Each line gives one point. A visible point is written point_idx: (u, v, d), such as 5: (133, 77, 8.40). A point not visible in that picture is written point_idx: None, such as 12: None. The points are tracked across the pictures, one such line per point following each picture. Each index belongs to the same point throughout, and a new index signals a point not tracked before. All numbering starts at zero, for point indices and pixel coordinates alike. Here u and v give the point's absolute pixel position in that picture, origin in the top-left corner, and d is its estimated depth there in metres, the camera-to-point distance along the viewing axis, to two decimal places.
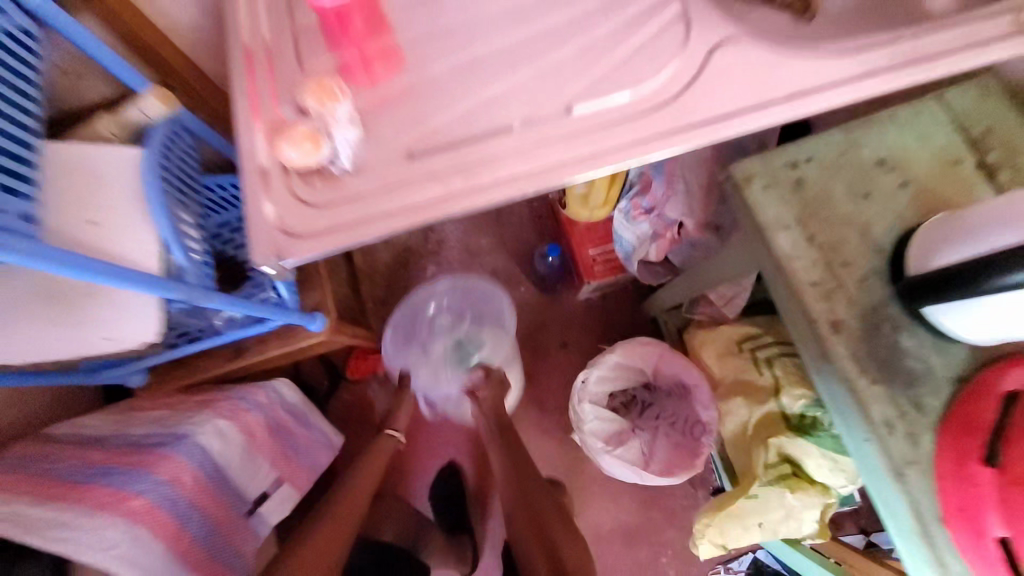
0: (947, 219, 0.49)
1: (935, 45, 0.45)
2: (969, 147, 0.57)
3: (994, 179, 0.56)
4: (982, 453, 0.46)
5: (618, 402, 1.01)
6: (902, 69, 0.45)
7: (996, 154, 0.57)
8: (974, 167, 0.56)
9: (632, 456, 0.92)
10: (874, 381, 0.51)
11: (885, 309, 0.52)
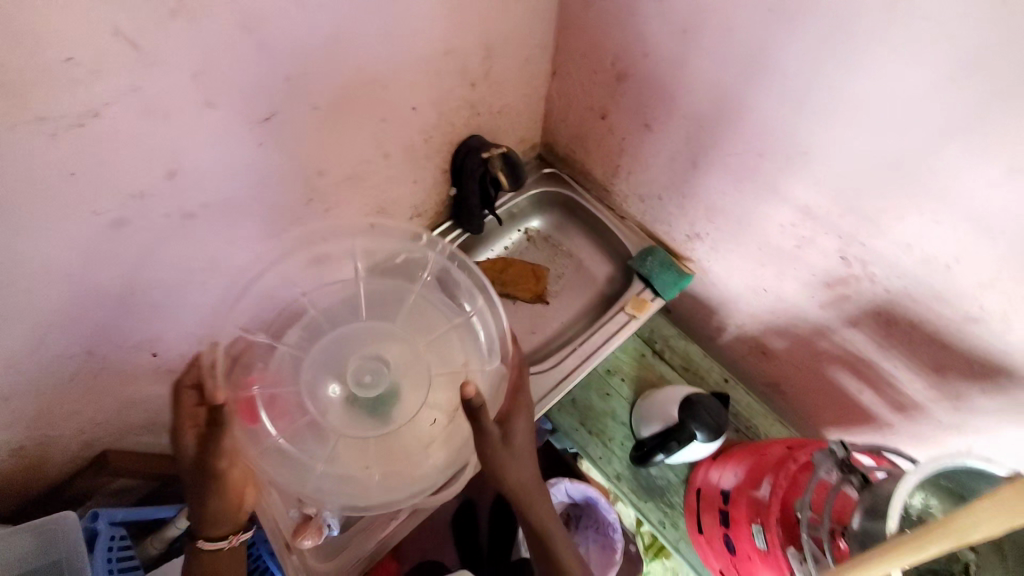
0: (647, 394, 0.98)
1: (592, 342, 0.98)
2: (648, 345, 1.08)
3: (664, 357, 1.07)
4: (699, 525, 0.87)
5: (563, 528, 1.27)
6: (583, 363, 0.96)
7: (660, 344, 1.08)
8: (652, 355, 1.07)
9: None
10: (643, 502, 0.96)
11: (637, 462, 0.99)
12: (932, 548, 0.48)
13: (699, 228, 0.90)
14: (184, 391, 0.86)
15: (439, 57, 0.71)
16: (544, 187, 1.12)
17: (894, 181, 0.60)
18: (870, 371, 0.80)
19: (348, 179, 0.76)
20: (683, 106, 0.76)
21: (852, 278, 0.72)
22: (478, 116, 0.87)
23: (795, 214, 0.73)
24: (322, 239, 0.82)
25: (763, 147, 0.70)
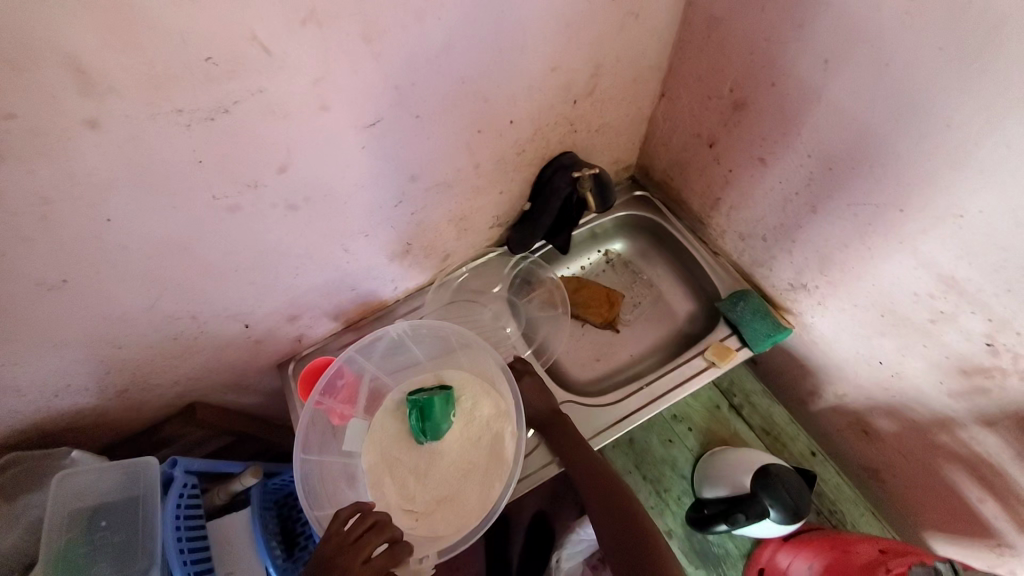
0: (718, 450, 0.89)
1: (661, 382, 0.90)
2: (725, 396, 0.99)
3: (741, 412, 0.97)
4: None
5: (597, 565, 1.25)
6: (650, 403, 0.89)
7: (738, 397, 0.98)
8: (729, 408, 0.98)
9: None
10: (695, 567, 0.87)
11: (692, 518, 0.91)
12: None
13: (806, 280, 0.80)
14: (268, 360, 0.93)
15: (544, 72, 0.69)
16: (633, 210, 1.07)
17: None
18: (1001, 482, 0.67)
19: (441, 185, 0.77)
20: (809, 144, 0.68)
21: (999, 370, 0.60)
22: (575, 133, 0.85)
23: (938, 284, 0.61)
24: (408, 240, 0.84)
25: (905, 202, 0.60)
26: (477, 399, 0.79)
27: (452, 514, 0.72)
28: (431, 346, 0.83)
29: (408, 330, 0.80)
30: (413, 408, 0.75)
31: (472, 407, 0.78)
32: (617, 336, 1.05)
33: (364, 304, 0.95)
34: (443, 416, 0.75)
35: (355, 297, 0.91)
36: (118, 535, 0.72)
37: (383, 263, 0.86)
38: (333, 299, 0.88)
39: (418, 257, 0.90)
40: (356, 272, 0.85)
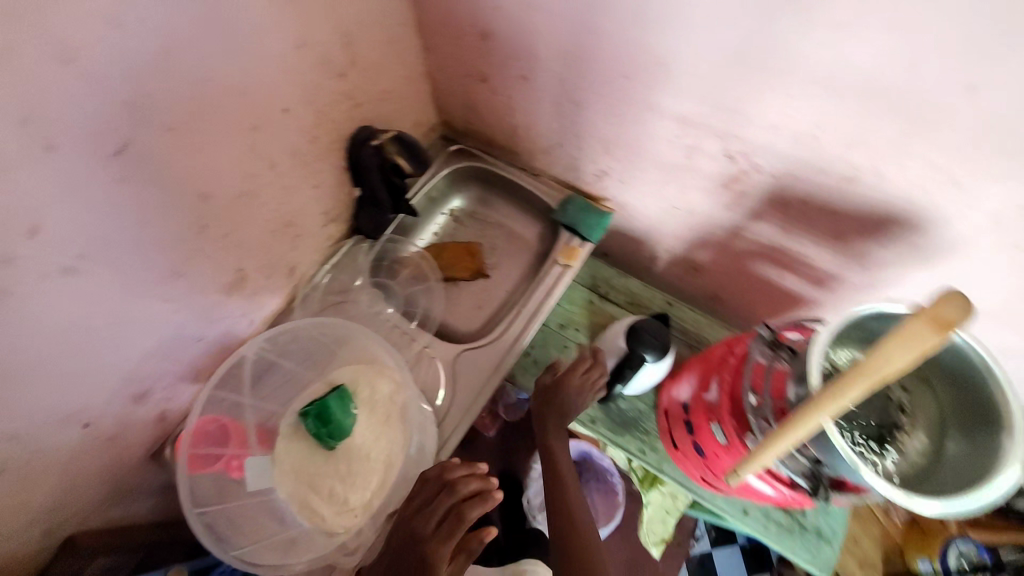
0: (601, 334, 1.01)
1: (534, 299, 0.98)
2: (592, 290, 1.11)
3: (610, 298, 1.10)
4: (674, 443, 0.89)
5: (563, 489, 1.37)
6: (530, 320, 0.96)
7: (603, 286, 1.11)
8: (600, 299, 1.10)
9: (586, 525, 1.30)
10: (621, 435, 0.98)
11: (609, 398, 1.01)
12: (845, 395, 0.49)
13: (603, 163, 0.92)
14: (140, 453, 0.84)
15: (291, 49, 0.70)
16: (455, 163, 1.12)
17: (739, 67, 0.61)
18: (789, 259, 0.83)
19: (241, 196, 0.75)
20: (547, 50, 0.77)
21: (743, 173, 0.74)
22: (359, 106, 0.87)
23: (678, 126, 0.74)
24: (235, 265, 0.80)
25: (627, 69, 0.71)
26: (373, 382, 0.78)
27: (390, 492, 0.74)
28: (306, 355, 0.80)
29: (266, 344, 0.75)
30: (310, 418, 0.72)
31: (370, 391, 0.77)
32: (487, 279, 1.11)
33: (224, 351, 0.89)
34: (343, 412, 0.73)
35: (208, 347, 0.85)
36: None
37: (220, 299, 0.81)
38: (182, 357, 0.81)
39: (258, 281, 0.86)
40: (194, 319, 0.79)
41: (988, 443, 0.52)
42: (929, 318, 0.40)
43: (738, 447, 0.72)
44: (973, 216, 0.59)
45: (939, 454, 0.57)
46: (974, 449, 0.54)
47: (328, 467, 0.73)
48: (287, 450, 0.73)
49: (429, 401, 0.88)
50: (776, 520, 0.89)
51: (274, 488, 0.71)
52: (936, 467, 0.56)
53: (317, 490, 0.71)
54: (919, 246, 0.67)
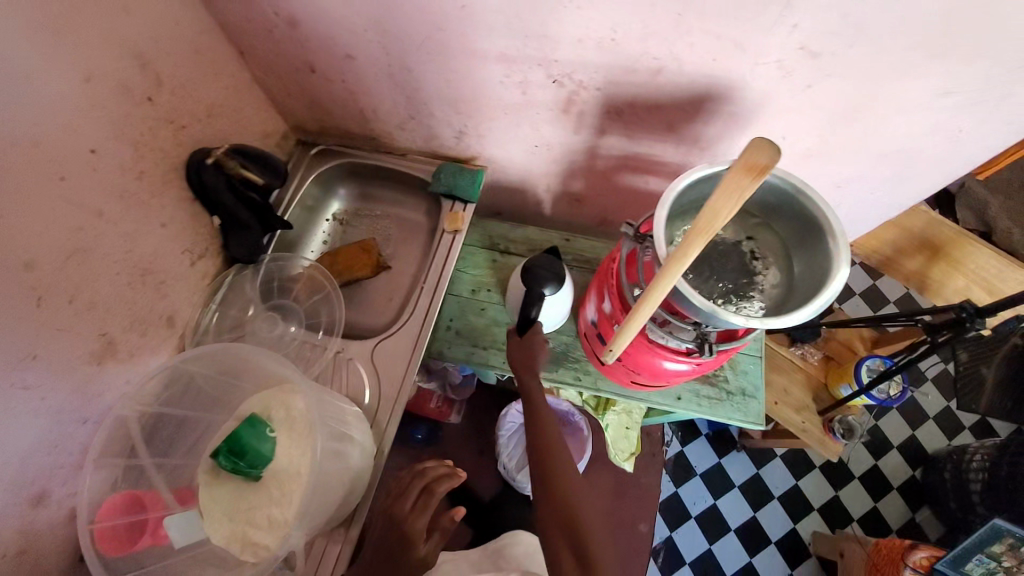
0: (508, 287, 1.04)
1: (434, 272, 0.99)
2: (494, 248, 1.13)
3: (511, 251, 1.13)
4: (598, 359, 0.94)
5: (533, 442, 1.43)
6: (434, 293, 0.97)
7: (501, 242, 1.13)
8: (503, 255, 1.13)
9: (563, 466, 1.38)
10: (556, 372, 1.02)
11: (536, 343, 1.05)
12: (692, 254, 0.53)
13: (455, 123, 0.93)
14: (64, 564, 0.75)
15: (75, 85, 0.65)
16: (320, 165, 1.09)
17: None
18: (644, 163, 0.89)
19: (76, 254, 0.68)
20: (356, 22, 0.76)
21: (573, 93, 0.78)
22: (184, 128, 0.82)
23: (501, 65, 0.76)
24: (98, 329, 0.73)
25: (435, 20, 0.72)
26: (286, 400, 0.73)
27: (330, 496, 0.73)
28: (210, 400, 0.78)
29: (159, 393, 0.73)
30: (223, 457, 0.66)
31: (285, 409, 0.73)
32: (389, 270, 1.10)
33: None
34: (258, 439, 0.67)
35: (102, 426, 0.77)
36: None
37: (95, 370, 0.74)
38: (74, 446, 0.74)
39: (134, 340, 0.79)
40: (72, 400, 0.71)
41: (815, 254, 0.63)
42: (747, 168, 0.48)
43: (642, 338, 0.77)
44: (761, 71, 0.66)
45: (788, 278, 0.67)
46: (808, 264, 0.64)
47: (261, 496, 0.69)
48: (213, 495, 0.69)
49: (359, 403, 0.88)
50: (706, 395, 0.99)
51: (209, 537, 0.67)
52: (787, 291, 0.66)
53: (254, 522, 0.68)
54: (735, 113, 0.74)
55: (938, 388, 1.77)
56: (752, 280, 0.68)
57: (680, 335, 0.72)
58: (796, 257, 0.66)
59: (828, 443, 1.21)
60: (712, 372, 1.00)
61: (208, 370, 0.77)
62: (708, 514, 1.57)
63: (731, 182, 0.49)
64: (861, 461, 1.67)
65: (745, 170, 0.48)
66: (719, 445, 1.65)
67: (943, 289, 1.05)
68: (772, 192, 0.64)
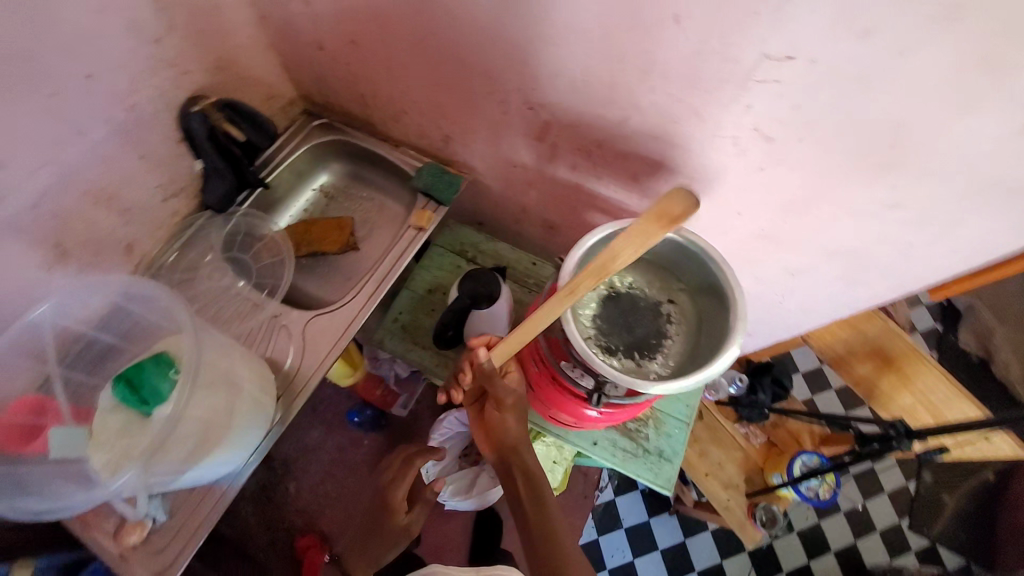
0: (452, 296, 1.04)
1: (391, 262, 1.01)
2: (461, 255, 1.16)
3: (477, 262, 1.15)
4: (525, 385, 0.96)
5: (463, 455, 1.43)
6: (382, 282, 1.00)
7: (470, 251, 1.16)
8: (468, 263, 1.15)
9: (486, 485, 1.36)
10: None
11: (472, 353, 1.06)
12: (579, 292, 0.56)
13: (444, 127, 0.96)
14: None
15: (89, 13, 0.69)
16: (318, 137, 1.13)
17: (507, 17, 0.67)
18: (611, 207, 0.90)
19: (44, 165, 0.72)
20: (362, 12, 0.80)
21: (548, 123, 0.80)
22: (188, 74, 0.87)
23: (485, 81, 0.79)
24: (52, 239, 0.77)
25: (432, 25, 0.75)
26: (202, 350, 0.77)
27: (210, 448, 0.77)
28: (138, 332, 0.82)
29: (93, 316, 0.81)
30: (120, 386, 0.70)
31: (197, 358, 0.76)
32: (356, 251, 1.13)
33: None
34: (158, 377, 0.71)
35: None
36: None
37: (40, 275, 0.78)
38: None
39: (86, 255, 0.84)
40: (8, 296, 0.76)
41: (717, 329, 0.64)
42: (655, 216, 0.48)
43: (548, 372, 0.78)
44: (718, 142, 0.67)
45: (693, 347, 0.68)
46: (712, 338, 0.65)
47: (142, 434, 0.70)
48: (100, 420, 0.71)
49: (279, 368, 0.92)
50: (622, 448, 0.98)
51: (91, 456, 0.69)
52: (689, 360, 0.67)
53: (128, 457, 0.69)
54: (695, 178, 0.74)
55: (894, 503, 1.71)
56: (660, 341, 0.69)
57: (582, 379, 0.73)
58: (705, 328, 0.67)
59: (748, 527, 1.19)
60: (634, 427, 0.99)
61: (134, 303, 0.80)
62: (622, 569, 1.54)
63: (634, 230, 0.49)
64: (794, 556, 1.62)
65: (649, 221, 0.48)
66: (652, 503, 1.63)
67: (893, 402, 1.04)
68: (693, 260, 0.66)
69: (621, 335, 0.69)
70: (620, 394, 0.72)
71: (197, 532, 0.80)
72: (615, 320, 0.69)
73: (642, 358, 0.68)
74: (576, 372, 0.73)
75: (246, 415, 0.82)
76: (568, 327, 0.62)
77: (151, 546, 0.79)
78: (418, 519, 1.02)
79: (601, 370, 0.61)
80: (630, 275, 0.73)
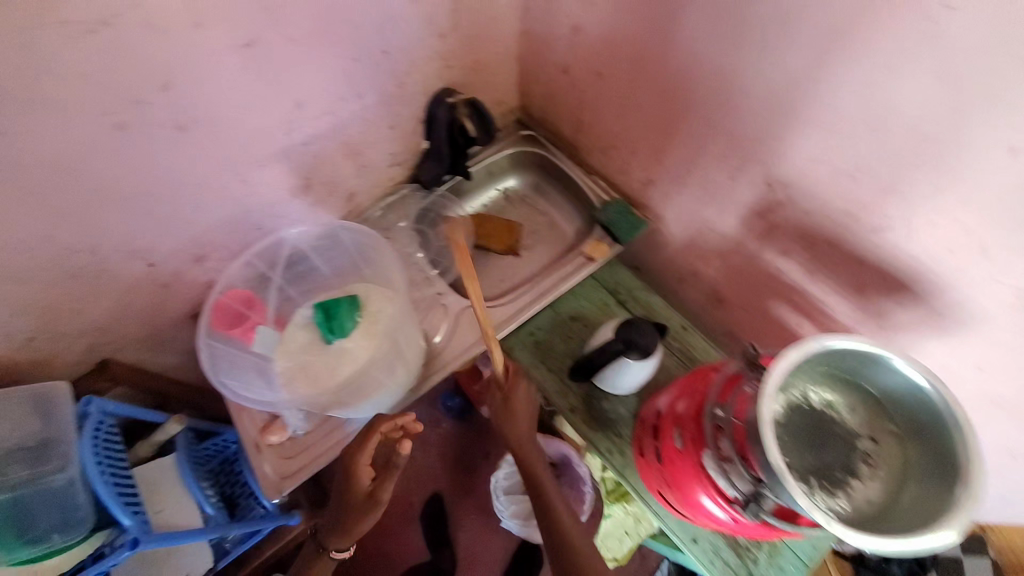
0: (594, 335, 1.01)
1: (552, 281, 1.03)
2: (612, 294, 1.14)
3: (626, 305, 1.13)
4: (640, 449, 0.90)
5: None
6: (540, 294, 1.04)
7: (622, 293, 1.14)
8: (615, 304, 1.13)
9: None
10: (592, 433, 0.98)
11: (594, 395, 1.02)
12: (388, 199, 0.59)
13: (652, 173, 0.96)
14: (181, 311, 0.96)
15: (409, 4, 0.81)
16: (521, 146, 1.21)
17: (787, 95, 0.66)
18: (805, 301, 0.84)
19: (327, 114, 0.86)
20: (626, 51, 0.84)
21: (778, 203, 0.77)
22: (451, 68, 0.98)
23: (726, 144, 0.78)
24: (304, 172, 0.92)
25: (696, 79, 0.76)
26: (382, 303, 0.84)
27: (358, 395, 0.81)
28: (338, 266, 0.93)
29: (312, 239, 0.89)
30: (320, 311, 0.80)
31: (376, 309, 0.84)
32: (516, 258, 1.17)
33: None
34: (348, 315, 0.81)
35: (262, 237, 0.96)
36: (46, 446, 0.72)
37: (285, 198, 0.93)
38: (241, 239, 0.93)
39: (319, 192, 0.98)
40: (259, 207, 0.90)
41: (937, 497, 0.56)
42: None
43: (693, 456, 0.71)
44: (993, 288, 0.61)
45: (889, 501, 0.60)
46: (925, 502, 0.57)
47: (321, 358, 0.80)
48: (295, 333, 0.82)
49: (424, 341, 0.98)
50: (724, 559, 0.88)
51: (276, 358, 0.80)
52: (881, 514, 0.59)
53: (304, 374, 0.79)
54: (939, 312, 0.68)
55: None
56: (850, 479, 0.62)
57: (737, 481, 0.65)
58: (913, 487, 0.60)
59: None
60: (745, 544, 0.89)
61: (348, 241, 0.90)
62: None
63: None
64: None
65: None
66: None
67: None
68: (927, 409, 0.59)
69: (807, 456, 0.62)
70: (776, 514, 0.63)
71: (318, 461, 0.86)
72: (806, 437, 0.63)
73: (825, 490, 0.61)
74: (732, 471, 0.65)
75: (397, 377, 0.85)
76: (767, 430, 0.56)
77: (283, 451, 0.87)
78: (388, 486, 0.83)
79: (791, 493, 0.54)
80: (835, 395, 0.66)
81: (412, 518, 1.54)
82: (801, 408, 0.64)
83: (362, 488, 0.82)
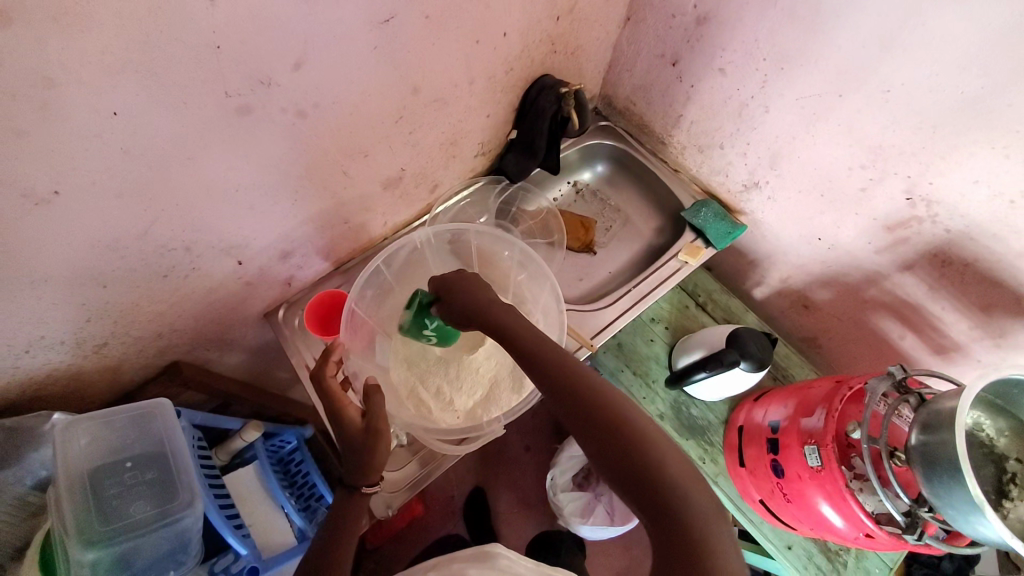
0: (688, 337, 1.01)
1: (647, 284, 1.00)
2: (692, 297, 1.10)
3: (707, 309, 1.08)
4: (741, 459, 0.91)
5: (581, 478, 1.38)
6: (639, 301, 0.98)
7: (702, 296, 1.10)
8: (696, 307, 1.09)
9: (602, 518, 1.31)
10: (684, 439, 0.98)
11: (683, 401, 1.01)
12: None
13: (759, 177, 0.94)
14: (255, 310, 0.87)
15: None
16: (599, 138, 1.14)
17: (961, 110, 0.64)
18: (917, 318, 0.83)
19: (437, 101, 0.78)
20: (761, 49, 0.80)
21: (916, 219, 0.75)
22: (555, 54, 0.91)
23: (867, 156, 0.76)
24: (401, 162, 0.84)
25: (844, 87, 0.73)
26: None
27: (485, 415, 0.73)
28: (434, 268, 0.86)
29: (430, 238, 0.79)
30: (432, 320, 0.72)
31: None
32: (594, 255, 1.11)
33: (355, 241, 0.92)
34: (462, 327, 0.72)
35: (347, 230, 0.88)
36: (150, 472, 0.72)
37: (377, 190, 0.85)
38: (328, 233, 0.85)
39: (409, 184, 0.90)
40: (352, 199, 0.82)
41: None
42: None
43: (832, 477, 0.70)
44: None
45: None
46: None
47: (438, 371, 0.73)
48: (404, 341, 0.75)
49: None
50: (817, 564, 0.90)
51: (390, 367, 0.73)
52: None
53: (420, 392, 0.71)
54: None
55: None
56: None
57: (897, 500, 0.64)
58: None
59: None
60: (836, 548, 0.92)
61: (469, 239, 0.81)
62: None
63: None
64: None
65: None
66: None
67: None
68: None
69: (992, 478, 0.61)
70: (940, 537, 0.63)
71: (419, 480, 0.79)
72: (991, 461, 0.61)
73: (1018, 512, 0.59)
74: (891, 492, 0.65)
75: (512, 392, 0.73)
76: (962, 454, 0.56)
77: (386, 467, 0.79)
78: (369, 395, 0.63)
79: (989, 517, 0.55)
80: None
81: (455, 511, 1.44)
82: (986, 431, 0.62)
83: (351, 424, 0.63)
